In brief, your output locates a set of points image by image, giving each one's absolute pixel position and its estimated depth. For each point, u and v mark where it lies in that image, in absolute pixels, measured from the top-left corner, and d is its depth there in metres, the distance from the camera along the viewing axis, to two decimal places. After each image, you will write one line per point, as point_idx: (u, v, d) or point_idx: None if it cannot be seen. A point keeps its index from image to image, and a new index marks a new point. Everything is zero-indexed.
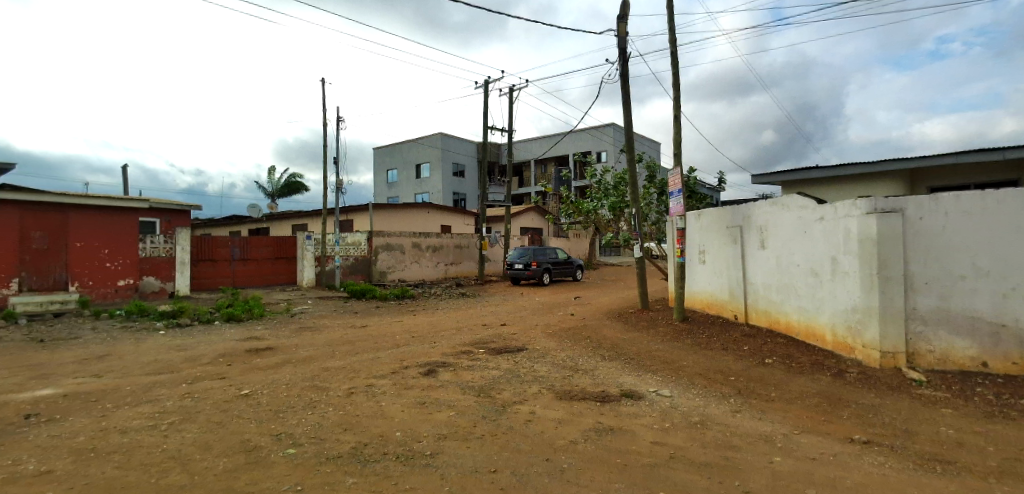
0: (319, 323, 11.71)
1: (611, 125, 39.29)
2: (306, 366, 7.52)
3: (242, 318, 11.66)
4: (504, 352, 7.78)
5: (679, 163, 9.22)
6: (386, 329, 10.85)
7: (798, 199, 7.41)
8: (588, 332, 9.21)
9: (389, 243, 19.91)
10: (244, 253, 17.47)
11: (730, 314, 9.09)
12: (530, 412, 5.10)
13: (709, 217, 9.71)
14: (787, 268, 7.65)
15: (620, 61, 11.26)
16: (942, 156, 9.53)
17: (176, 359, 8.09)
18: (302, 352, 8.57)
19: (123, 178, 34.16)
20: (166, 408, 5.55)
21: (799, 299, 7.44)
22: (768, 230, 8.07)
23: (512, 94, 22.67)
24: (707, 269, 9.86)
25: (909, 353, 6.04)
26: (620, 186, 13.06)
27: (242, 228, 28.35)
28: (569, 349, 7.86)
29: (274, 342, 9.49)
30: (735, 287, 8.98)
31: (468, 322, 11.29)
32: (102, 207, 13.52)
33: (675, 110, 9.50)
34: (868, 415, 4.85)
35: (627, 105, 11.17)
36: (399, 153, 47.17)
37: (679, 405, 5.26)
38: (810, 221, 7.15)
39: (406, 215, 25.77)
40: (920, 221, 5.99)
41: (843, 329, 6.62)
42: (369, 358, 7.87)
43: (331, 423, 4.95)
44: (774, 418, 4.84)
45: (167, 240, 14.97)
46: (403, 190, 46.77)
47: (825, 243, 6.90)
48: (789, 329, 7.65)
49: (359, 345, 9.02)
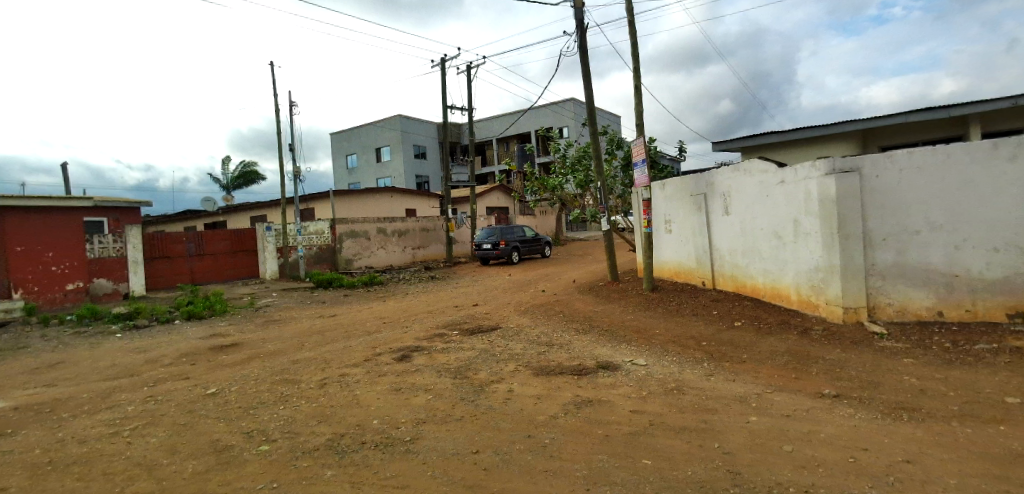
0: (287, 316, 11.37)
1: (572, 100, 39.18)
2: (274, 360, 7.28)
3: (204, 315, 11.22)
4: (478, 332, 7.73)
5: (642, 134, 9.24)
6: (356, 316, 10.64)
7: (759, 163, 7.54)
8: (561, 307, 9.24)
9: (353, 229, 19.43)
10: (201, 248, 16.75)
11: (698, 281, 9.26)
12: (508, 390, 5.08)
13: (673, 186, 9.80)
14: (751, 232, 7.80)
15: (578, 33, 11.12)
16: (892, 116, 9.83)
17: (135, 362, 7.71)
18: (270, 346, 8.31)
19: (62, 175, 32.15)
20: (127, 413, 5.27)
21: (763, 262, 7.63)
22: (731, 196, 8.19)
23: (471, 72, 22.24)
24: (674, 238, 9.98)
25: (869, 307, 6.29)
26: (584, 160, 13.04)
27: (197, 223, 27.22)
28: (543, 325, 7.87)
29: (240, 337, 9.16)
30: (701, 254, 9.14)
31: (440, 305, 11.18)
32: (41, 208, 12.66)
33: (636, 80, 9.46)
34: (835, 370, 5.03)
35: (587, 77, 11.08)
36: (358, 137, 45.93)
37: (654, 373, 5.32)
38: (772, 185, 7.29)
39: (369, 201, 25.21)
40: (877, 179, 6.20)
41: (807, 288, 6.83)
42: (341, 347, 7.68)
43: (306, 416, 4.81)
44: (747, 379, 4.97)
45: (117, 239, 14.17)
46: (364, 175, 45.70)
47: (787, 206, 7.06)
48: (755, 291, 7.86)
49: (328, 335, 8.81)
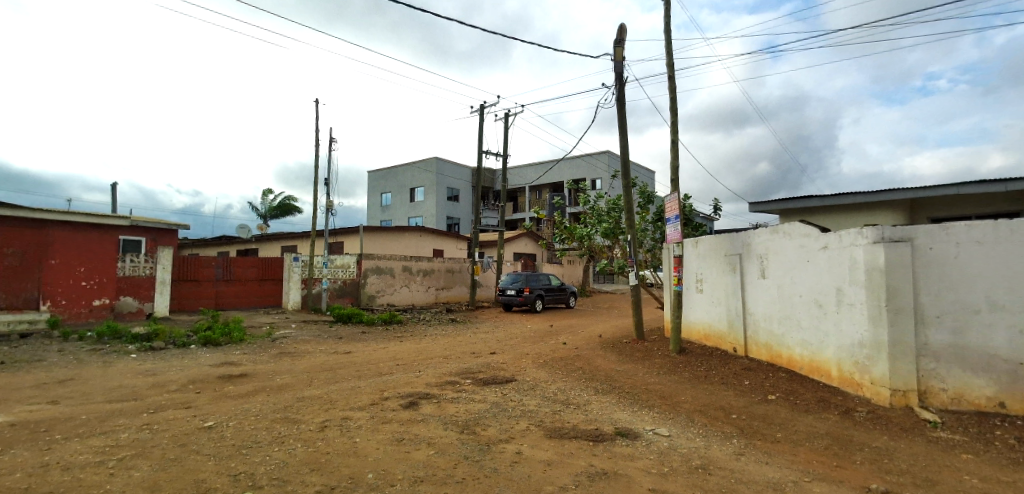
0: (302, 349, 11.21)
1: (605, 153, 39.50)
2: (280, 396, 7.04)
3: (221, 342, 11.17)
4: (492, 383, 7.35)
5: (675, 188, 9.00)
6: (370, 356, 10.38)
7: (800, 226, 7.16)
8: (581, 363, 8.79)
9: (379, 266, 19.45)
10: (228, 273, 16.99)
11: (729, 346, 8.72)
12: (517, 451, 4.68)
13: (707, 244, 9.43)
14: (789, 299, 7.34)
15: (616, 86, 11.15)
16: (942, 187, 9.36)
17: (143, 385, 7.58)
18: (279, 380, 8.11)
19: (112, 195, 33.72)
20: (119, 441, 5.07)
21: (801, 331, 7.11)
22: (768, 259, 7.78)
23: (507, 119, 22.68)
24: (705, 298, 9.52)
25: (921, 391, 5.70)
26: (614, 212, 12.82)
27: (230, 249, 27.91)
28: (560, 381, 7.45)
29: (251, 368, 8.99)
30: (734, 318, 8.64)
31: (457, 350, 10.85)
32: (83, 224, 13.13)
33: (672, 135, 9.32)
34: (883, 461, 4.48)
35: (623, 130, 11.01)
36: (393, 176, 47.12)
37: (678, 446, 4.85)
38: (814, 250, 6.88)
39: (398, 238, 25.41)
40: (930, 251, 5.75)
41: (850, 364, 6.28)
42: (349, 387, 7.41)
43: (299, 461, 4.51)
44: (782, 463, 4.46)
45: (148, 260, 14.50)
46: (396, 213, 46.51)
47: (829, 273, 6.62)
48: (791, 362, 7.31)
49: (339, 373, 8.55)
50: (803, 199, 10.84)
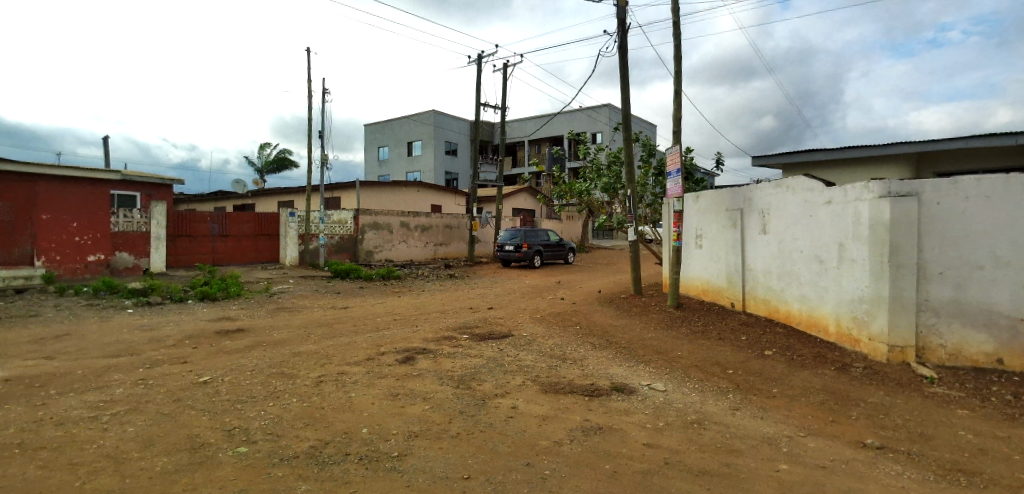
0: (300, 304, 11.20)
1: (607, 105, 38.57)
2: (276, 351, 7.03)
3: (218, 297, 11.14)
4: (489, 338, 7.33)
5: (677, 141, 8.72)
6: (367, 311, 10.37)
7: (804, 180, 6.95)
8: (578, 318, 8.78)
9: (376, 221, 19.27)
10: (223, 229, 16.84)
11: (727, 301, 8.69)
12: (512, 407, 4.67)
13: (708, 199, 9.24)
14: (790, 254, 7.22)
15: (619, 32, 10.64)
16: (953, 140, 9.04)
17: (139, 340, 7.56)
18: (276, 335, 8.10)
19: (104, 149, 33.11)
20: (114, 396, 5.05)
21: (801, 287, 7.04)
22: (770, 214, 7.61)
23: (506, 70, 21.95)
24: (704, 254, 9.42)
25: (919, 347, 5.67)
26: (614, 166, 12.53)
27: (227, 204, 27.65)
28: (558, 336, 7.43)
29: (248, 323, 8.97)
30: (733, 273, 8.56)
31: (454, 305, 10.83)
32: (74, 178, 12.84)
33: (675, 85, 8.95)
34: (878, 416, 4.47)
35: (624, 79, 10.59)
36: (390, 130, 46.19)
37: (673, 401, 4.84)
38: (817, 205, 6.70)
39: (395, 194, 25.11)
40: (938, 206, 5.58)
41: (848, 321, 6.24)
42: (346, 343, 7.39)
43: (293, 416, 4.50)
44: (777, 418, 4.45)
45: (142, 215, 14.31)
46: (394, 168, 45.89)
47: (832, 228, 6.48)
48: (789, 318, 7.28)
49: (336, 328, 8.54)
50: (808, 153, 10.59)
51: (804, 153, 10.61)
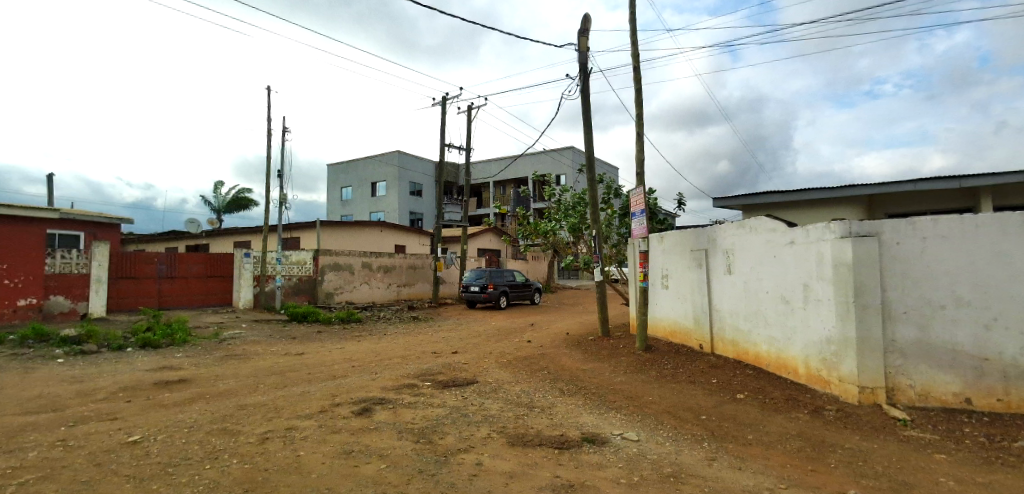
0: (250, 351, 10.50)
1: (570, 148, 39.62)
2: (219, 403, 6.45)
3: (161, 344, 10.34)
4: (452, 385, 6.96)
5: (642, 182, 8.80)
6: (324, 357, 9.80)
7: (766, 221, 7.05)
8: (546, 362, 8.49)
9: (337, 262, 18.71)
10: (171, 270, 15.95)
11: (695, 343, 8.60)
12: (477, 463, 4.32)
13: (672, 239, 9.29)
14: (755, 295, 7.23)
15: (581, 76, 10.89)
16: (900, 183, 9.48)
17: (64, 394, 6.82)
18: (221, 385, 7.48)
19: (45, 186, 31.35)
20: (24, 460, 4.41)
21: (768, 328, 7.02)
22: (734, 254, 7.66)
23: (471, 112, 22.26)
24: (670, 295, 9.39)
25: (889, 388, 5.66)
26: (579, 207, 12.58)
27: (178, 244, 26.41)
28: (525, 382, 7.13)
29: (191, 373, 8.29)
30: (699, 314, 8.52)
31: (417, 350, 10.37)
32: (7, 216, 11.97)
33: (638, 127, 9.11)
34: (857, 464, 4.34)
35: (588, 122, 10.76)
36: (354, 169, 45.83)
37: (648, 452, 4.60)
38: (780, 245, 6.78)
39: (358, 233, 24.59)
40: (897, 247, 5.70)
41: (817, 362, 6.21)
42: (298, 393, 6.87)
43: (233, 481, 4.01)
44: (756, 468, 4.26)
45: (82, 256, 13.38)
46: (358, 208, 45.28)
47: (796, 269, 6.53)
48: (758, 359, 7.22)
49: (288, 377, 7.98)
50: (767, 195, 10.90)
51: (763, 195, 10.92)
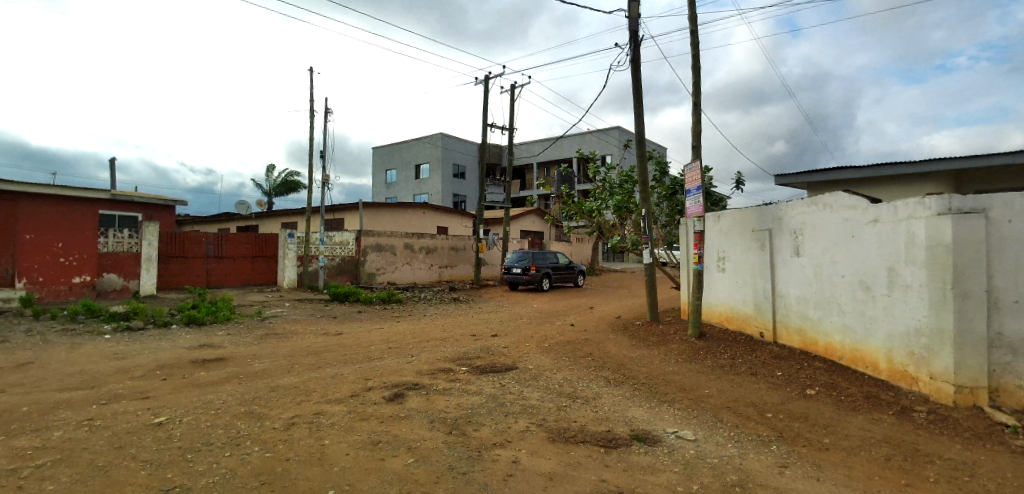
0: (291, 330, 10.49)
1: (617, 127, 38.35)
2: (251, 384, 6.29)
3: (205, 322, 10.48)
4: (490, 371, 6.56)
5: (698, 155, 8.03)
6: (362, 338, 9.62)
7: (844, 197, 6.20)
8: (590, 348, 7.95)
9: (379, 243, 18.65)
10: (219, 250, 16.28)
11: (755, 331, 7.85)
12: (513, 461, 3.87)
13: (731, 218, 8.51)
14: (829, 280, 6.43)
15: (631, 42, 10.08)
16: (998, 155, 8.18)
17: (105, 370, 6.88)
18: (257, 365, 7.38)
19: (110, 170, 33.08)
20: (47, 440, 4.31)
21: (842, 317, 6.23)
22: (804, 234, 6.84)
23: (514, 89, 21.62)
24: (728, 279, 8.64)
25: (992, 389, 4.83)
26: (626, 184, 11.82)
27: (230, 225, 27.28)
28: (567, 370, 6.63)
29: (230, 352, 8.26)
30: (761, 300, 7.76)
31: (455, 332, 10.07)
32: (61, 197, 12.48)
33: (694, 94, 8.28)
34: (965, 480, 3.60)
35: (637, 91, 9.99)
36: (399, 151, 46.10)
37: (707, 455, 4.03)
38: (860, 224, 5.95)
39: (400, 214, 24.60)
40: (1008, 225, 4.81)
41: (903, 356, 5.41)
42: (331, 375, 6.63)
43: (249, 472, 3.72)
44: (839, 480, 3.62)
45: (133, 235, 13.77)
46: (401, 190, 45.65)
47: (879, 251, 5.70)
48: (828, 351, 6.45)
49: (324, 358, 7.80)
50: (837, 170, 9.81)
51: (834, 170, 9.83)
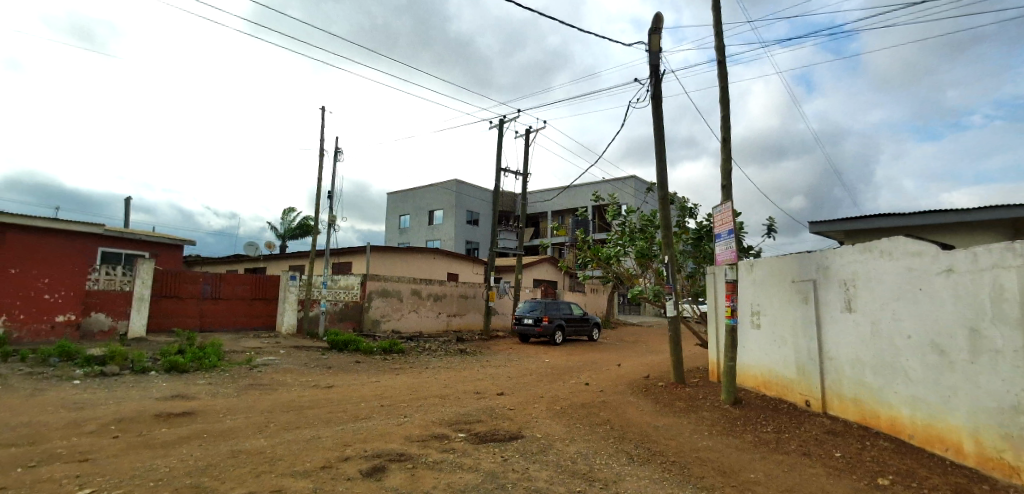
0: (278, 380, 9.61)
1: (633, 177, 38.11)
2: (211, 447, 5.38)
3: (187, 369, 9.68)
4: (490, 439, 5.61)
5: (729, 197, 7.26)
6: (354, 392, 8.71)
7: (905, 242, 5.30)
8: (608, 414, 6.93)
9: (385, 288, 17.91)
10: (216, 291, 15.73)
11: (800, 398, 6.79)
12: None
13: (766, 267, 7.61)
14: (889, 340, 5.44)
15: (652, 81, 9.58)
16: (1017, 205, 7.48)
17: (55, 423, 6.04)
18: (228, 422, 6.50)
19: (126, 211, 33.39)
20: None
21: (909, 385, 5.20)
22: (856, 286, 5.92)
23: (529, 135, 21.38)
24: (764, 336, 7.65)
25: None
26: (647, 230, 11.08)
27: (239, 267, 26.96)
28: (581, 441, 5.62)
29: (202, 404, 7.40)
30: (804, 362, 6.74)
31: (456, 388, 9.09)
32: (50, 230, 12.27)
33: (724, 132, 7.57)
34: None
35: (659, 131, 9.38)
36: (413, 198, 46.23)
37: None
38: (926, 274, 5.03)
39: (410, 259, 24.02)
40: None
41: (997, 439, 4.34)
42: (306, 438, 5.71)
43: None
44: None
45: (126, 273, 13.29)
46: (414, 237, 45.46)
47: (954, 306, 4.74)
48: (894, 427, 5.38)
49: (305, 416, 6.90)
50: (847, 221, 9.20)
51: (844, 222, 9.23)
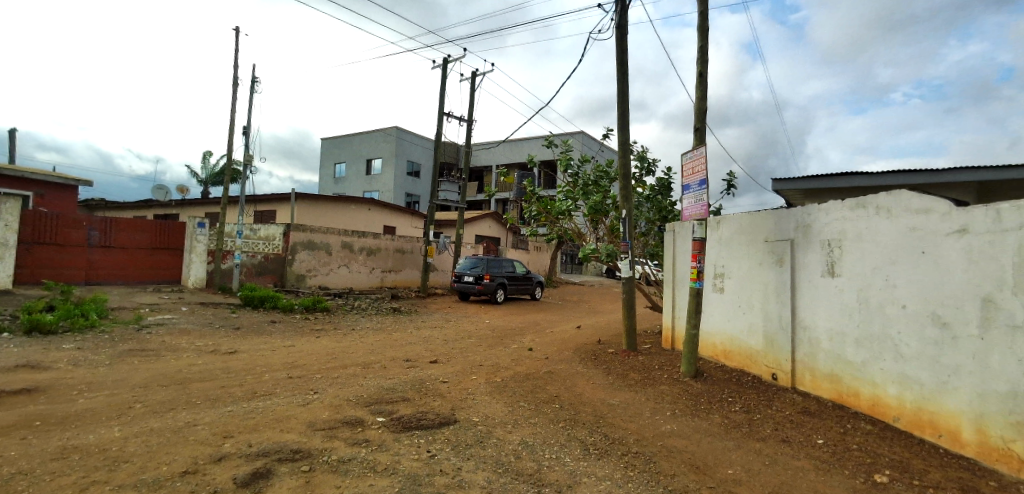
0: (169, 344, 8.08)
1: (581, 133, 37.20)
2: (36, 444, 3.99)
3: (53, 330, 7.96)
4: (416, 425, 4.57)
5: (702, 144, 6.34)
6: (258, 359, 7.37)
7: (909, 199, 4.56)
8: (556, 389, 6.03)
9: (312, 239, 16.21)
10: (106, 238, 13.54)
11: (767, 371, 6.19)
12: None
13: (738, 225, 6.84)
14: (878, 310, 4.78)
15: (617, 10, 8.39)
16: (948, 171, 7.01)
17: None
18: (78, 403, 5.07)
19: (8, 145, 29.00)
20: None
21: (899, 362, 4.57)
22: (842, 248, 5.21)
23: (476, 78, 19.73)
24: (729, 301, 6.98)
25: None
26: (602, 182, 10.12)
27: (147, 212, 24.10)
28: (526, 427, 4.66)
29: (51, 379, 5.84)
30: (774, 331, 6.10)
31: (382, 355, 7.94)
32: None
33: (701, 68, 6.57)
34: None
35: (623, 69, 8.26)
36: (350, 146, 43.27)
37: None
38: (933, 235, 4.31)
39: (342, 210, 22.17)
40: None
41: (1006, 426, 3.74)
42: (175, 427, 4.41)
43: None
44: None
45: None
46: (351, 187, 42.83)
47: (964, 273, 4.04)
48: (878, 407, 4.79)
49: (187, 393, 5.55)
50: (782, 181, 8.88)
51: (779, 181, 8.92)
